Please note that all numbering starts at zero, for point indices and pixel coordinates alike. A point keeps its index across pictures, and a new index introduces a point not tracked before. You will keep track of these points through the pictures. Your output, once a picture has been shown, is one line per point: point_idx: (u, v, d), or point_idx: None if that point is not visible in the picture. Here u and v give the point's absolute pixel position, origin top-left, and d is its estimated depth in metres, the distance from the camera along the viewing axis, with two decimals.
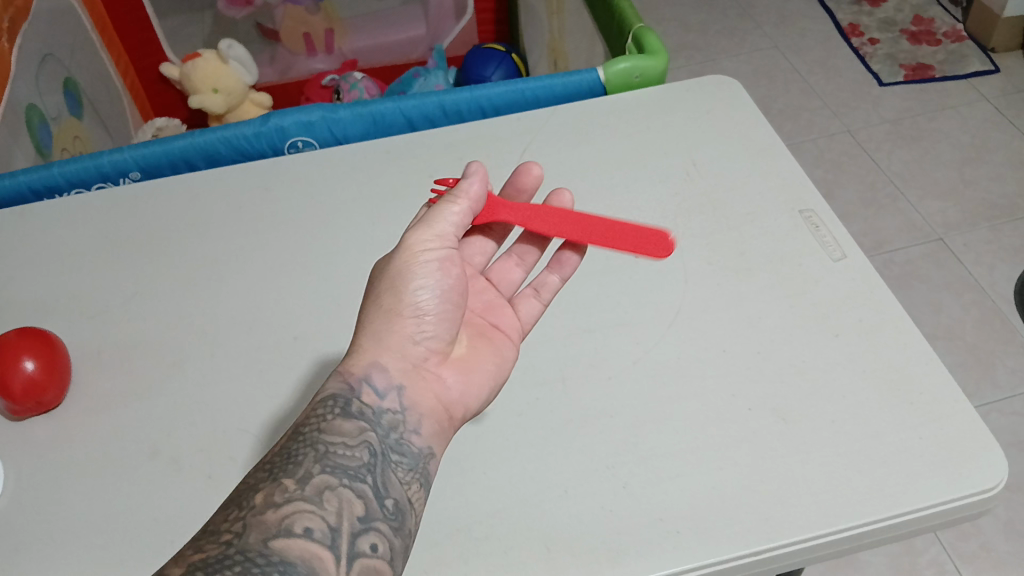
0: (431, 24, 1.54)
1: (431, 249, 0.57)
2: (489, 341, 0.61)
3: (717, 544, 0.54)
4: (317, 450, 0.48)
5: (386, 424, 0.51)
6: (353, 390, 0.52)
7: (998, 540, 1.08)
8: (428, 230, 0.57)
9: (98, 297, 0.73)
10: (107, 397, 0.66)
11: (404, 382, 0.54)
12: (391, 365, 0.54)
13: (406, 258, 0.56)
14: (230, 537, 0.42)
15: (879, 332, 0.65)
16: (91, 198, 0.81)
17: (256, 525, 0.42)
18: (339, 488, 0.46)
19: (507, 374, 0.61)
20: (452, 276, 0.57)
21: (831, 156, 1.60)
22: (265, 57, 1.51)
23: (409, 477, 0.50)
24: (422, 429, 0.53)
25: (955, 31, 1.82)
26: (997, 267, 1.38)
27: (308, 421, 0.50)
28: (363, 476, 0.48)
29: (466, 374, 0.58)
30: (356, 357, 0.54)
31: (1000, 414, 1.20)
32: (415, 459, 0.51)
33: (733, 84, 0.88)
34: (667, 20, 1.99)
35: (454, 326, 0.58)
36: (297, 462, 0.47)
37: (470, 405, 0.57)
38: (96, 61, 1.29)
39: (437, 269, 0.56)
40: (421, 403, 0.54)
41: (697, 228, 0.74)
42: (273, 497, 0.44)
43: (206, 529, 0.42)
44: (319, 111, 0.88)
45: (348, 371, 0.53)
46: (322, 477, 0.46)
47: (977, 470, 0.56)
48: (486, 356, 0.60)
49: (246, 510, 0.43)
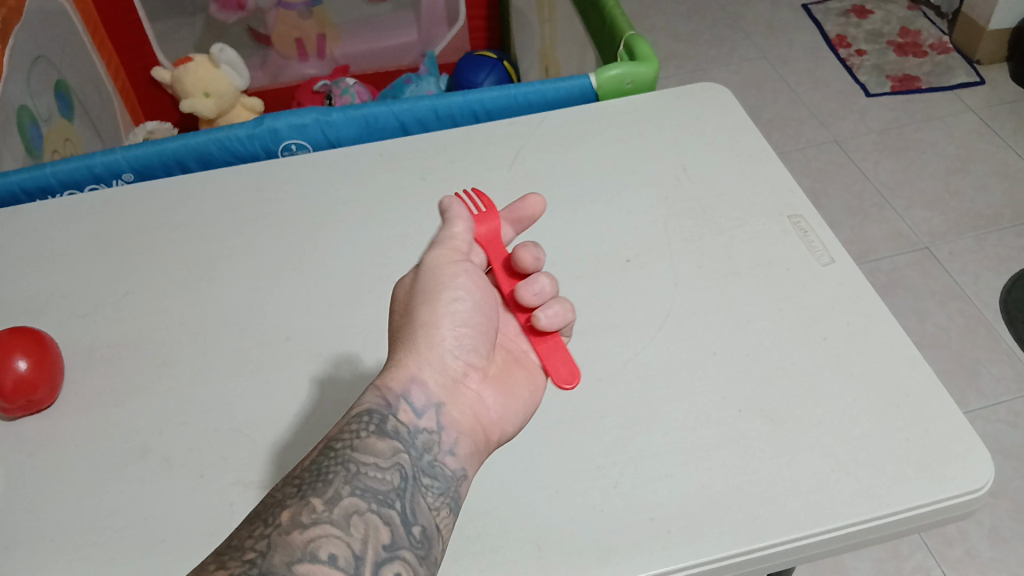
0: (423, 31, 1.54)
1: (455, 266, 0.57)
2: (526, 364, 0.60)
3: (702, 543, 0.55)
4: (347, 470, 0.46)
5: (419, 445, 0.50)
6: (389, 407, 0.51)
7: (982, 546, 1.09)
8: (448, 253, 0.57)
9: (89, 297, 0.73)
10: (98, 397, 0.66)
11: (443, 400, 0.53)
12: (430, 381, 0.53)
13: (435, 273, 0.56)
14: (254, 556, 0.41)
15: (866, 337, 0.66)
16: (82, 199, 0.81)
17: (280, 546, 0.41)
18: (367, 513, 0.45)
19: (540, 402, 0.59)
20: (481, 287, 0.57)
21: (818, 166, 1.62)
22: (256, 62, 1.51)
23: (438, 502, 0.49)
24: (458, 451, 0.52)
25: (941, 43, 1.85)
26: (982, 276, 1.40)
27: (341, 436, 0.48)
28: (392, 501, 0.46)
29: (507, 394, 0.57)
30: (395, 371, 0.53)
31: (985, 421, 1.21)
32: (446, 482, 0.50)
33: (722, 91, 0.89)
34: (657, 30, 2.01)
35: (490, 343, 0.57)
36: (326, 480, 0.45)
37: (509, 427, 0.57)
38: (88, 63, 1.29)
39: (467, 281, 0.56)
40: (458, 424, 0.53)
41: (686, 232, 0.75)
42: (300, 517, 0.43)
43: (227, 547, 0.41)
44: (312, 114, 0.89)
45: (385, 385, 0.52)
46: (351, 500, 0.45)
47: (964, 471, 0.57)
48: (524, 377, 0.59)
49: (271, 527, 0.42)
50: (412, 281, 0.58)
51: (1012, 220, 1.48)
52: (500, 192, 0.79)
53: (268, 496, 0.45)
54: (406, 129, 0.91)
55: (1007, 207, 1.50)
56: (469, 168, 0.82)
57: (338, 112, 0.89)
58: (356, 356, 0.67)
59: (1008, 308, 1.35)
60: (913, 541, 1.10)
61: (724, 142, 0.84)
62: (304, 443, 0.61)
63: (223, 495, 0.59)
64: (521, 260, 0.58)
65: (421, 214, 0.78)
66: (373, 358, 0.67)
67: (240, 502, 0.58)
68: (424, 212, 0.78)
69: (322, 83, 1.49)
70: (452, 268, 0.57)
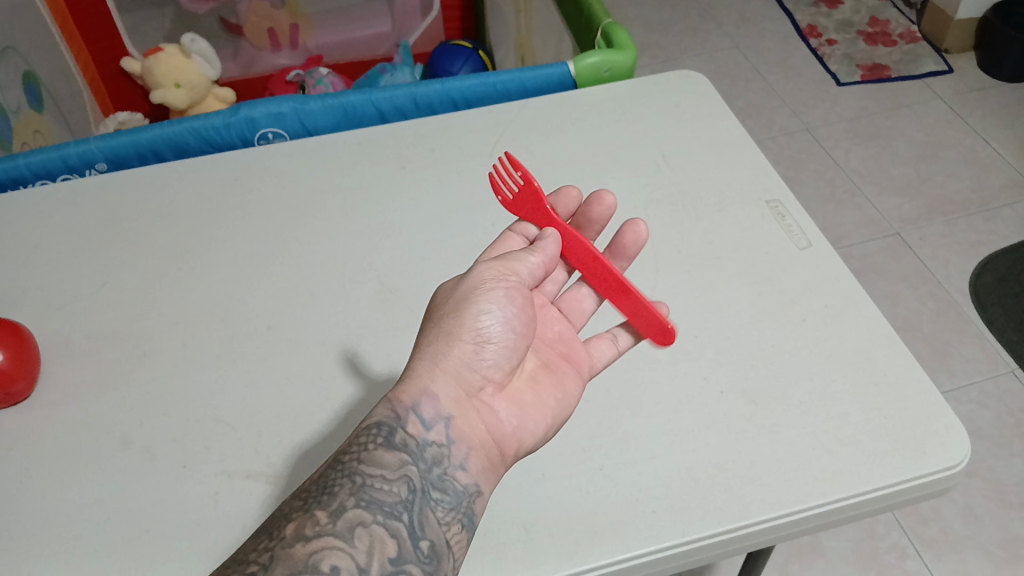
0: (396, 20, 1.53)
1: (496, 279, 0.56)
2: (554, 373, 0.60)
3: (687, 522, 0.55)
4: (353, 482, 0.47)
5: (429, 458, 0.50)
6: (398, 420, 0.51)
7: (956, 525, 1.11)
8: (498, 266, 0.57)
9: (64, 288, 0.72)
10: (76, 388, 0.65)
11: (453, 413, 0.52)
12: (442, 394, 0.52)
13: (472, 286, 0.55)
14: (256, 569, 0.42)
15: (843, 317, 0.67)
16: (55, 190, 0.80)
17: (283, 559, 0.42)
18: (373, 525, 0.45)
19: (567, 413, 0.59)
20: (518, 304, 0.56)
21: (791, 154, 1.63)
22: (228, 53, 1.49)
23: (449, 517, 0.49)
24: (469, 466, 0.52)
25: (910, 32, 1.87)
26: (952, 261, 1.43)
27: (350, 449, 0.49)
28: (398, 514, 0.47)
29: (521, 407, 0.56)
30: (408, 383, 0.53)
31: (958, 403, 1.23)
32: (457, 497, 0.50)
33: (699, 79, 0.89)
34: (630, 20, 2.01)
35: (516, 358, 0.56)
36: (332, 493, 0.46)
37: (525, 440, 0.56)
38: (57, 54, 1.27)
39: (503, 296, 0.55)
40: (469, 437, 0.53)
41: (665, 218, 0.75)
42: (304, 529, 0.44)
43: (233, 560, 0.43)
44: (290, 102, 0.88)
45: (397, 398, 0.52)
46: (356, 512, 0.45)
47: (941, 447, 0.59)
48: (546, 390, 0.58)
49: (275, 540, 0.43)
50: (449, 285, 0.57)
51: (980, 206, 1.51)
52: (480, 181, 0.79)
53: (277, 509, 0.47)
54: (385, 117, 0.91)
55: (975, 192, 1.53)
56: (450, 156, 0.82)
57: (317, 101, 0.89)
58: (340, 344, 0.67)
59: (977, 291, 1.37)
60: (889, 520, 1.12)
61: (702, 128, 0.84)
62: (290, 432, 0.61)
63: (209, 484, 0.59)
64: (602, 202, 0.67)
65: (401, 203, 0.78)
66: (360, 344, 0.67)
67: (225, 490, 0.58)
68: (404, 202, 0.78)
69: (295, 74, 1.48)
70: (493, 280, 0.56)
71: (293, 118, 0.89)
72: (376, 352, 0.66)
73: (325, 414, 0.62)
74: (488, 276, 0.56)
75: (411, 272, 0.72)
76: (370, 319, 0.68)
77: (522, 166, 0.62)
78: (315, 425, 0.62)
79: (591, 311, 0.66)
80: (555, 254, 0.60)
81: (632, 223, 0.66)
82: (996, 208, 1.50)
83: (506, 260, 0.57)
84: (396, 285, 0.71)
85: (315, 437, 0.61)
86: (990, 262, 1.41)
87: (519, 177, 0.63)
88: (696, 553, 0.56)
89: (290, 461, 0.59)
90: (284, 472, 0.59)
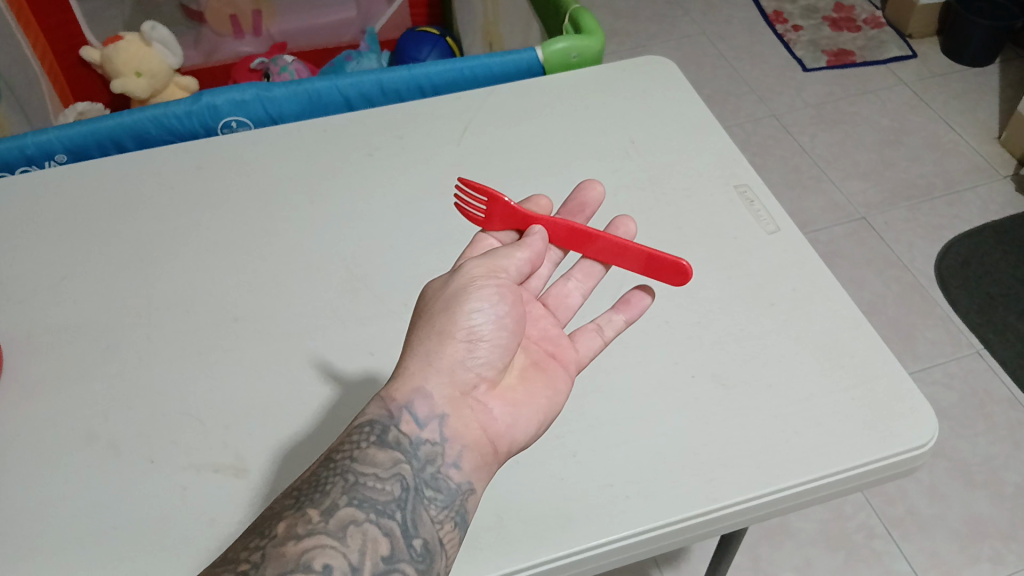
0: (361, 6, 1.51)
1: (486, 276, 0.56)
2: (545, 371, 0.59)
3: (660, 506, 0.55)
4: (346, 480, 0.47)
5: (422, 456, 0.50)
6: (392, 418, 0.51)
7: (922, 504, 1.13)
8: (488, 263, 0.56)
9: (23, 282, 0.71)
10: (37, 384, 0.63)
11: (447, 411, 0.52)
12: (435, 392, 0.52)
13: (462, 284, 0.55)
14: (248, 569, 0.42)
15: (811, 300, 0.67)
16: (12, 183, 0.78)
17: (274, 558, 0.42)
18: (365, 523, 0.45)
19: (559, 409, 0.58)
20: (509, 301, 0.55)
21: (758, 140, 1.64)
22: (190, 40, 1.48)
23: (442, 516, 0.49)
24: (463, 464, 0.51)
25: (874, 18, 1.89)
26: (916, 244, 1.44)
27: (343, 447, 0.49)
28: (391, 512, 0.47)
29: (515, 403, 0.56)
30: (400, 382, 0.52)
31: (923, 383, 1.25)
32: (450, 495, 0.50)
33: (665, 64, 0.89)
34: (597, 6, 2.00)
35: (509, 354, 0.56)
36: (324, 491, 0.46)
37: (520, 437, 0.55)
38: (14, 45, 1.22)
39: (494, 293, 0.55)
40: (462, 435, 0.52)
41: (635, 204, 0.75)
42: (296, 528, 0.44)
43: (224, 559, 0.43)
44: (253, 89, 0.87)
45: (390, 397, 0.52)
46: (348, 510, 0.45)
47: (908, 427, 0.60)
48: (539, 387, 0.58)
49: (267, 539, 0.43)
50: (439, 281, 0.57)
51: (943, 190, 1.53)
52: (448, 168, 0.79)
53: (266, 508, 0.46)
54: (351, 104, 0.90)
55: (938, 176, 1.55)
56: (417, 143, 0.81)
57: (281, 89, 0.87)
58: (307, 335, 0.66)
59: (941, 274, 1.40)
60: (856, 501, 1.14)
61: (669, 114, 0.84)
62: (258, 425, 0.60)
63: (176, 479, 0.58)
64: (590, 194, 0.69)
65: (368, 191, 0.77)
66: (327, 336, 0.66)
67: (194, 486, 0.57)
68: (372, 191, 0.77)
69: (260, 61, 1.46)
70: (483, 277, 0.55)
71: (257, 106, 0.88)
72: (345, 343, 0.65)
73: (294, 408, 0.61)
74: (479, 274, 0.56)
75: (379, 261, 0.71)
76: (338, 308, 0.68)
77: (481, 186, 0.63)
78: (284, 417, 0.61)
79: (579, 305, 0.66)
80: (542, 252, 0.59)
81: (620, 222, 0.67)
82: (958, 192, 1.52)
83: (497, 256, 0.57)
84: (364, 274, 0.70)
85: (285, 429, 0.60)
86: (954, 244, 1.44)
87: (483, 199, 0.64)
88: (669, 536, 0.56)
89: (259, 455, 0.59)
90: (253, 465, 0.58)
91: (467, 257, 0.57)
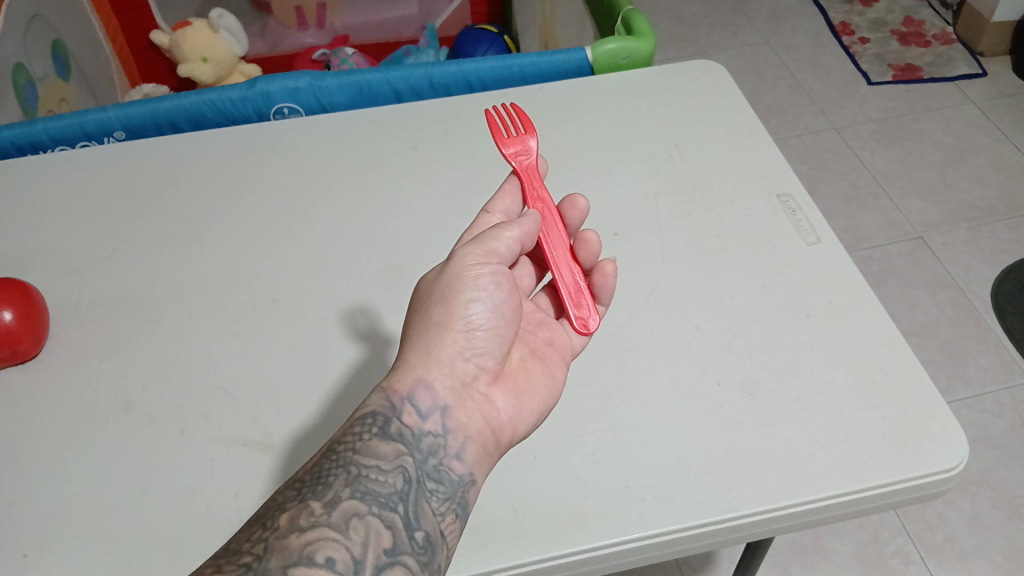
0: (424, 3, 1.53)
1: (479, 262, 0.55)
2: (542, 359, 0.60)
3: (676, 512, 0.55)
4: (349, 472, 0.47)
5: (424, 448, 0.50)
6: (394, 410, 0.51)
7: (963, 533, 1.10)
8: (479, 247, 0.56)
9: (75, 255, 0.73)
10: (83, 353, 0.66)
11: (450, 403, 0.52)
12: (438, 384, 0.52)
13: (458, 272, 0.55)
14: (251, 560, 0.41)
15: (848, 316, 0.66)
16: (72, 158, 0.81)
17: (278, 549, 0.42)
18: (368, 516, 0.45)
19: (557, 398, 0.59)
20: (505, 289, 0.55)
21: (816, 154, 1.62)
22: (256, 30, 1.52)
23: (444, 508, 0.49)
24: (465, 455, 0.52)
25: (944, 34, 1.84)
26: (974, 267, 1.40)
27: (344, 438, 0.49)
28: (393, 505, 0.47)
29: (518, 394, 0.56)
30: (403, 372, 0.52)
31: (970, 411, 1.22)
32: (453, 487, 0.50)
33: (718, 70, 0.88)
34: (660, 12, 1.99)
35: (506, 345, 0.56)
36: (327, 483, 0.46)
37: (522, 427, 0.56)
38: (85, 26, 1.26)
39: (490, 283, 0.55)
40: (466, 427, 0.52)
41: (675, 208, 0.75)
42: (299, 520, 0.44)
43: (228, 548, 0.43)
44: (306, 78, 0.89)
45: (391, 387, 0.52)
46: (351, 503, 0.45)
47: (942, 448, 0.58)
48: (538, 377, 0.58)
49: (270, 531, 0.43)
50: (435, 272, 0.57)
51: (1006, 213, 1.48)
52: (491, 163, 0.79)
53: (271, 496, 0.46)
54: (400, 97, 0.91)
55: (1002, 199, 1.50)
56: (462, 138, 0.82)
57: (334, 79, 0.89)
58: (339, 322, 0.67)
59: (997, 299, 1.35)
60: (894, 526, 1.11)
61: (717, 119, 0.83)
62: (289, 404, 0.62)
63: (205, 451, 0.59)
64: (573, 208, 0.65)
65: (411, 183, 0.78)
66: (355, 323, 0.67)
67: (222, 459, 0.59)
68: (413, 183, 0.78)
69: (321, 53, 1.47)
70: (477, 264, 0.55)
71: (308, 94, 0.90)
72: (379, 327, 0.66)
73: (320, 391, 0.62)
74: (471, 261, 0.55)
75: (417, 251, 0.72)
76: (374, 296, 0.69)
77: (528, 122, 0.66)
78: (313, 397, 0.62)
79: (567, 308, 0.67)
80: (536, 231, 0.58)
81: (570, 200, 0.64)
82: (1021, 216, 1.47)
83: (483, 239, 0.56)
84: (401, 264, 0.71)
85: (311, 410, 0.61)
86: (1013, 270, 1.39)
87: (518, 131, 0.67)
88: (683, 542, 0.56)
89: (282, 434, 0.60)
90: (281, 442, 0.59)
91: (456, 243, 0.56)
